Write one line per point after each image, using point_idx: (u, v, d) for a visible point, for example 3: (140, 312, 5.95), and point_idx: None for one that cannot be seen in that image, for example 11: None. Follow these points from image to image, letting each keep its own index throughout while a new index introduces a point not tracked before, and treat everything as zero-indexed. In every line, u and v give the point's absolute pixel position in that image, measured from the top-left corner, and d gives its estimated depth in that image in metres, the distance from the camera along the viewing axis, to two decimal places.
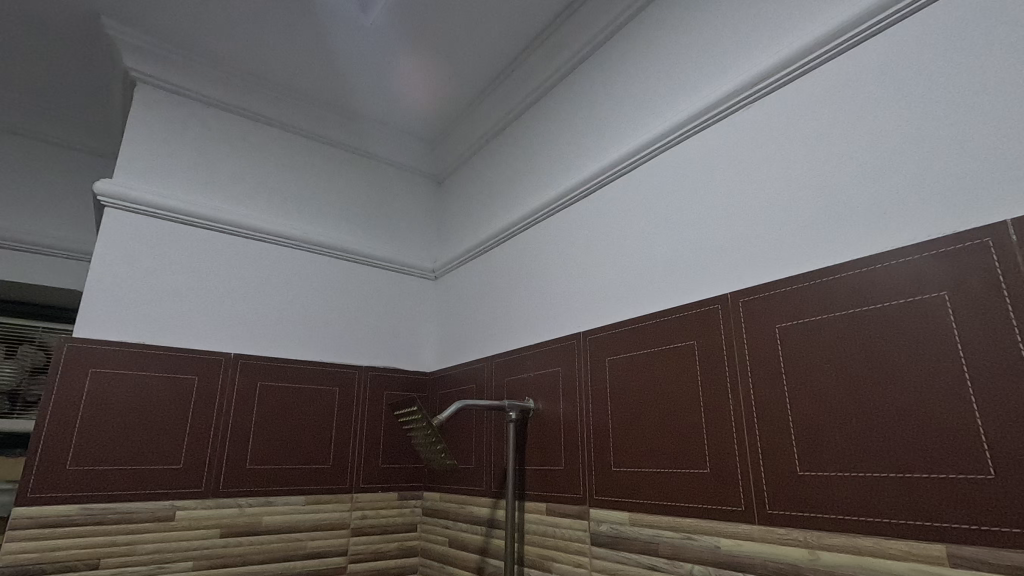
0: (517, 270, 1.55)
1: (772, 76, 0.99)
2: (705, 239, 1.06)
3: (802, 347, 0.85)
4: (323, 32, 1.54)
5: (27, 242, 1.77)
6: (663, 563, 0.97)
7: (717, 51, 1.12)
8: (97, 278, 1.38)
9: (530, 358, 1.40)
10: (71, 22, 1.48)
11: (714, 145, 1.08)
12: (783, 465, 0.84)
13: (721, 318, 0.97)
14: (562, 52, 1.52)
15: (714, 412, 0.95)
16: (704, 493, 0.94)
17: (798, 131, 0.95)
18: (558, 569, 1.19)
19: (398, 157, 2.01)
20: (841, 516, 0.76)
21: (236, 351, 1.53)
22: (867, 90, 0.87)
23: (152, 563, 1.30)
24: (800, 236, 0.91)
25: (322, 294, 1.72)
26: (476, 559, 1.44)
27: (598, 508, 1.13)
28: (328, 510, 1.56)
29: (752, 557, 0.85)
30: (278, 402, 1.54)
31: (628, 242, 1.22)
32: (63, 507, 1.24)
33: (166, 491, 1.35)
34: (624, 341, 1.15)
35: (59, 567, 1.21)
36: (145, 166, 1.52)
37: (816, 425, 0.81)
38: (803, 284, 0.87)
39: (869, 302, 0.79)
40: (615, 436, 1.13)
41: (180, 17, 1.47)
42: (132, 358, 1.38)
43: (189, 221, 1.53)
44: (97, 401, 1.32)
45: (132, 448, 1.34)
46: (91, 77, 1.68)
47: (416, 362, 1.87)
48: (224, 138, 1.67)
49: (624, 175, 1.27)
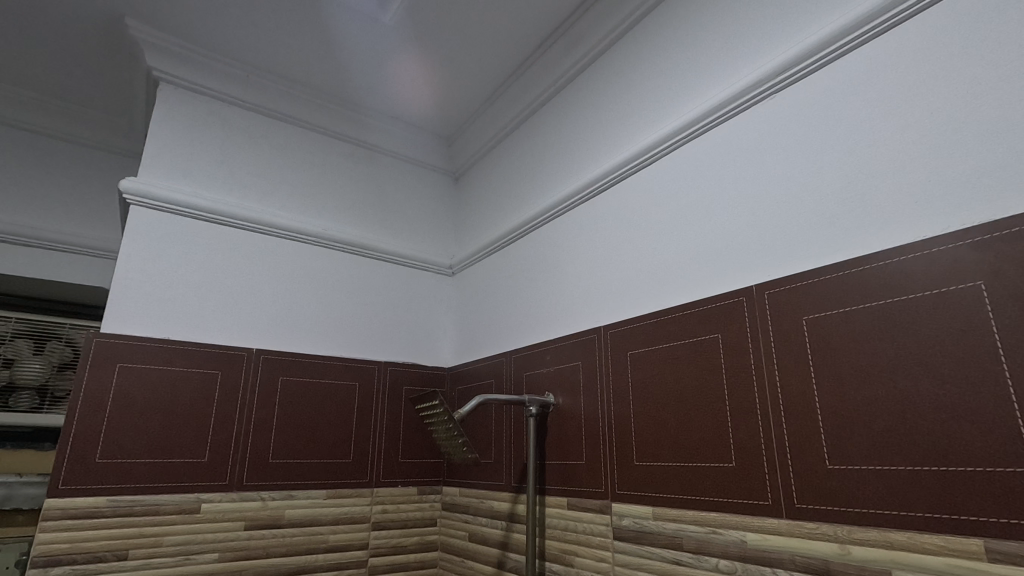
0: (536, 264, 1.54)
1: (801, 60, 0.97)
2: (729, 231, 1.04)
3: (831, 339, 0.84)
4: (341, 30, 1.54)
5: (54, 240, 1.80)
6: (688, 557, 0.97)
7: (739, 40, 1.11)
8: (123, 275, 1.40)
9: (549, 353, 1.40)
10: (95, 22, 1.50)
11: (739, 135, 1.07)
12: (811, 460, 0.83)
13: (746, 310, 0.96)
14: (580, 45, 1.50)
15: (739, 405, 0.94)
16: (730, 488, 0.93)
17: (826, 120, 0.93)
18: (579, 563, 1.19)
19: (414, 153, 2.02)
20: (873, 511, 0.75)
21: (258, 347, 1.54)
22: (896, 77, 0.85)
23: (179, 554, 1.32)
24: (826, 227, 0.89)
25: (342, 290, 1.74)
26: (497, 553, 1.44)
27: (620, 503, 1.12)
28: (349, 504, 1.58)
29: (780, 552, 0.84)
30: (299, 397, 1.56)
31: (648, 236, 1.21)
32: (92, 499, 1.26)
33: (192, 485, 1.37)
34: (647, 334, 1.14)
35: (89, 558, 1.24)
36: (168, 164, 1.54)
37: (846, 418, 0.80)
38: (831, 275, 0.86)
39: (900, 292, 0.77)
40: (637, 429, 1.12)
41: (201, 16, 1.49)
42: (158, 353, 1.40)
43: (211, 219, 1.55)
44: (124, 395, 1.34)
45: (158, 442, 1.36)
46: (114, 76, 1.70)
47: (434, 358, 1.88)
48: (245, 137, 1.69)
49: (645, 169, 1.26)
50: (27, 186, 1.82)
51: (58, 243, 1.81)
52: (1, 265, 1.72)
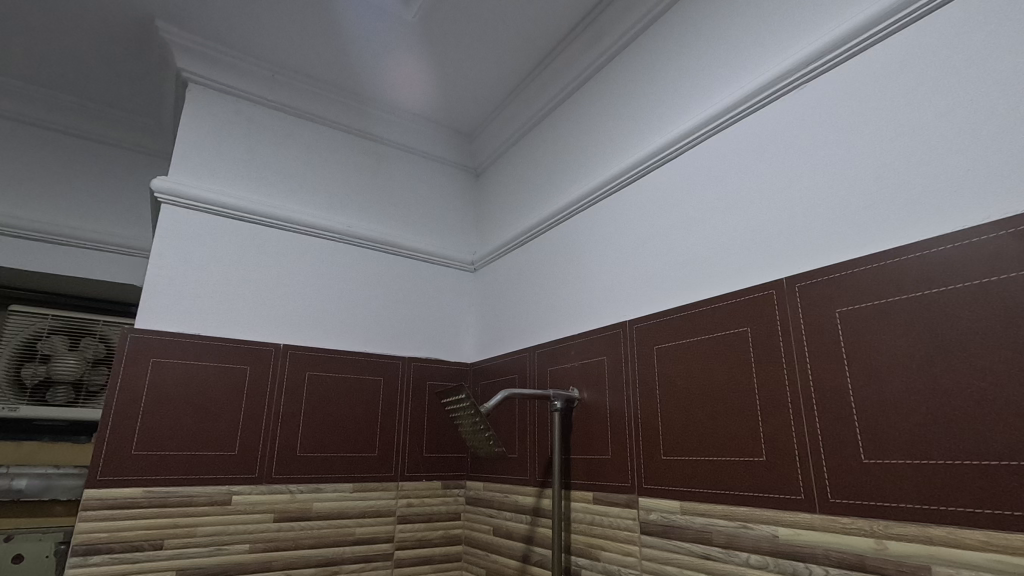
0: (559, 259, 1.54)
1: (833, 48, 0.95)
2: (757, 220, 1.03)
3: (864, 331, 0.83)
4: (363, 29, 1.56)
5: (88, 239, 1.85)
6: (717, 552, 0.96)
7: (765, 30, 1.09)
8: (155, 272, 1.43)
9: (574, 348, 1.40)
10: (127, 25, 1.53)
11: (768, 125, 1.05)
12: (846, 454, 0.82)
13: (776, 304, 0.95)
14: (603, 39, 1.50)
15: (770, 399, 0.93)
16: (760, 483, 0.92)
17: (859, 109, 0.91)
18: (606, 557, 1.19)
19: (436, 149, 2.03)
20: (911, 505, 0.74)
21: (286, 342, 1.57)
22: (933, 65, 0.83)
23: (211, 544, 1.35)
24: (860, 217, 0.88)
25: (367, 285, 1.76)
26: (522, 547, 1.45)
27: (648, 497, 1.12)
28: (375, 497, 1.60)
29: (813, 547, 0.83)
30: (325, 392, 1.58)
31: (676, 231, 1.20)
32: (129, 490, 1.30)
33: (223, 477, 1.40)
34: (673, 328, 1.14)
35: (127, 547, 1.27)
36: (197, 163, 1.57)
37: (882, 412, 0.79)
38: (866, 267, 0.84)
39: (937, 283, 0.76)
40: (664, 424, 1.12)
41: (227, 16, 1.51)
42: (189, 348, 1.43)
43: (239, 217, 1.58)
44: (158, 389, 1.38)
45: (190, 435, 1.39)
46: (144, 78, 1.74)
47: (457, 354, 1.89)
48: (272, 136, 1.72)
49: (672, 161, 1.24)
50: (62, 185, 1.87)
51: (91, 242, 1.86)
52: (39, 263, 1.78)
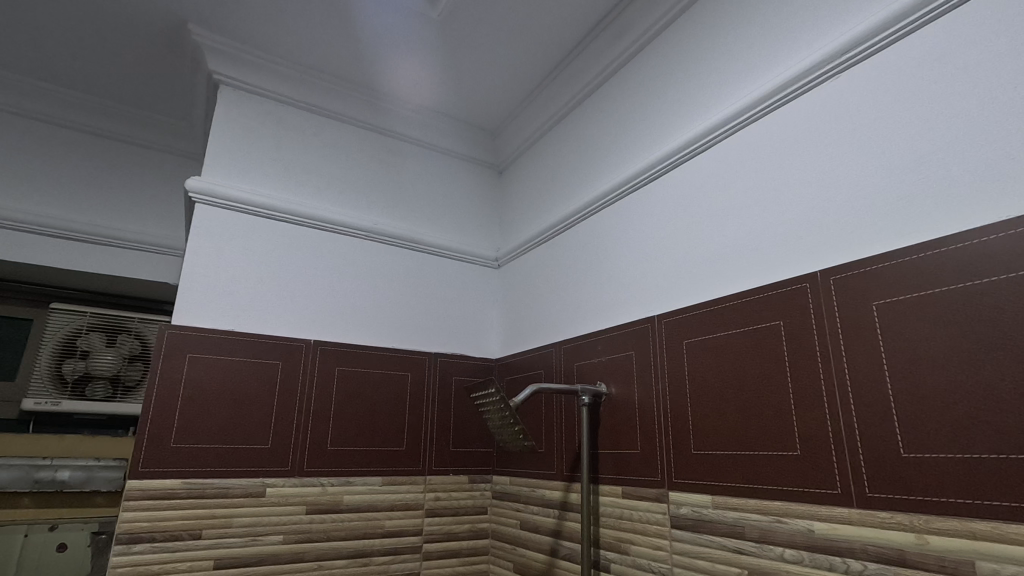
0: (584, 255, 1.54)
1: (869, 38, 0.94)
2: (789, 214, 1.02)
3: (902, 324, 0.82)
4: (388, 28, 1.57)
5: (124, 238, 1.91)
6: (750, 546, 0.96)
7: (794, 22, 1.08)
8: (190, 270, 1.47)
9: (601, 343, 1.40)
10: (160, 29, 1.58)
11: (800, 117, 1.04)
12: (883, 447, 0.81)
13: (810, 298, 0.94)
14: (628, 34, 1.49)
15: (804, 392, 0.93)
16: (795, 477, 0.91)
17: (898, 97, 0.90)
18: (636, 551, 1.19)
19: (458, 147, 2.04)
20: (952, 499, 0.73)
21: (315, 338, 1.60)
22: (975, 54, 0.82)
23: (247, 535, 1.39)
24: (898, 208, 0.86)
25: (393, 282, 1.78)
26: (549, 541, 1.46)
27: (678, 491, 1.12)
28: (403, 491, 1.62)
29: (850, 541, 0.83)
30: (353, 387, 1.61)
31: (706, 225, 1.19)
32: (168, 481, 1.34)
33: (258, 470, 1.44)
34: (703, 323, 1.13)
35: (167, 536, 1.31)
36: (228, 163, 1.60)
37: (923, 406, 0.78)
38: (903, 260, 0.83)
39: (980, 275, 0.75)
40: (694, 418, 1.12)
41: (256, 18, 1.54)
42: (223, 344, 1.46)
43: (270, 215, 1.61)
44: (194, 384, 1.41)
45: (224, 429, 1.42)
46: (176, 81, 1.79)
47: (483, 350, 1.90)
48: (300, 137, 1.75)
49: (701, 154, 1.23)
50: (100, 187, 1.92)
51: (128, 241, 1.91)
52: (79, 263, 1.84)
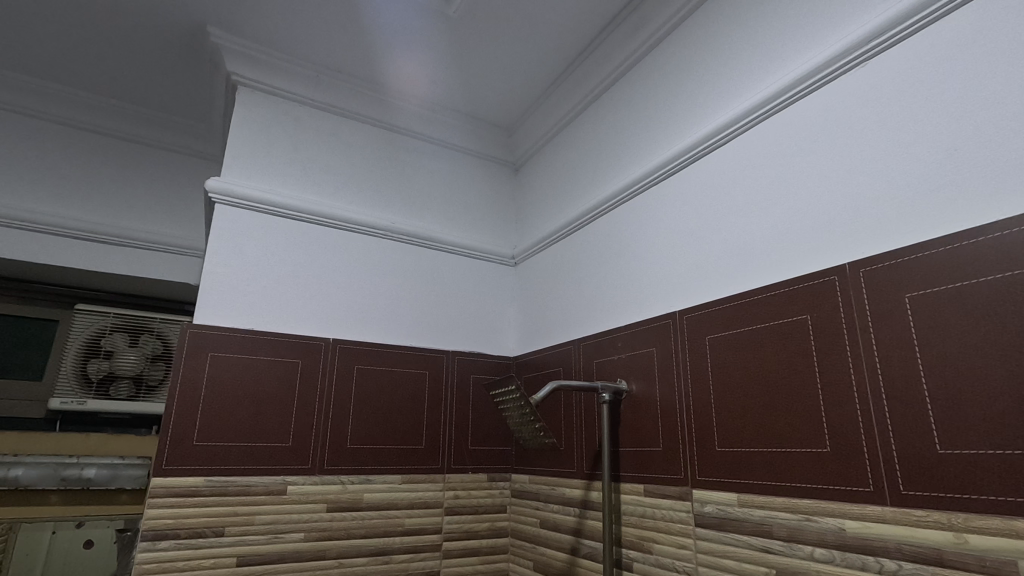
0: (602, 251, 1.53)
1: (895, 24, 0.91)
2: (815, 206, 1.00)
3: (938, 317, 0.79)
4: (404, 26, 1.57)
5: (146, 239, 1.93)
6: (779, 545, 0.94)
7: (812, 15, 1.07)
8: (211, 270, 1.49)
9: (621, 340, 1.39)
10: (180, 31, 1.59)
11: (825, 107, 1.02)
12: (919, 443, 0.78)
13: (839, 292, 0.92)
14: (646, 27, 1.47)
15: (833, 388, 0.90)
16: (825, 475, 0.89)
17: (929, 87, 0.87)
18: (659, 550, 1.17)
19: (473, 145, 2.04)
20: (993, 497, 0.70)
21: (335, 337, 1.61)
22: (1009, 38, 0.79)
23: (268, 533, 1.40)
24: (930, 198, 0.84)
25: (411, 281, 1.78)
26: (570, 539, 1.45)
27: (702, 489, 1.10)
28: (422, 490, 1.62)
29: (884, 540, 0.80)
30: (372, 385, 1.61)
31: (729, 219, 1.17)
32: (191, 479, 1.35)
33: (280, 467, 1.45)
34: (727, 318, 1.11)
35: (191, 533, 1.32)
36: (246, 163, 1.61)
37: (961, 401, 0.75)
38: (937, 250, 0.81)
39: (1020, 266, 0.72)
40: (718, 415, 1.10)
41: (273, 18, 1.54)
42: (244, 343, 1.47)
43: (288, 215, 1.62)
44: (215, 383, 1.42)
45: (246, 427, 1.43)
46: (195, 82, 1.80)
47: (500, 348, 1.89)
48: (318, 137, 1.76)
49: (722, 147, 1.21)
50: (122, 189, 1.95)
51: (150, 242, 1.94)
52: (103, 264, 1.87)
